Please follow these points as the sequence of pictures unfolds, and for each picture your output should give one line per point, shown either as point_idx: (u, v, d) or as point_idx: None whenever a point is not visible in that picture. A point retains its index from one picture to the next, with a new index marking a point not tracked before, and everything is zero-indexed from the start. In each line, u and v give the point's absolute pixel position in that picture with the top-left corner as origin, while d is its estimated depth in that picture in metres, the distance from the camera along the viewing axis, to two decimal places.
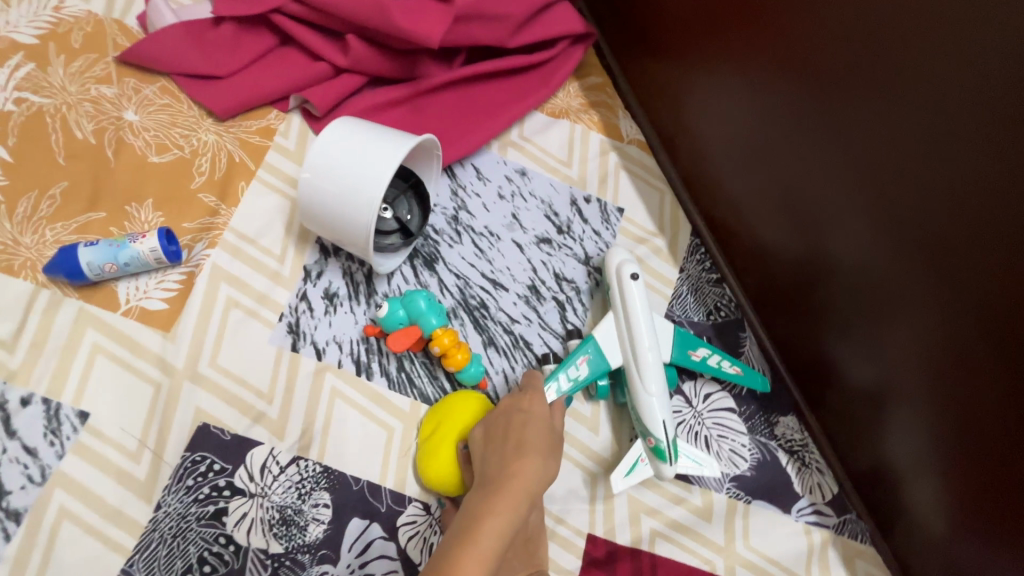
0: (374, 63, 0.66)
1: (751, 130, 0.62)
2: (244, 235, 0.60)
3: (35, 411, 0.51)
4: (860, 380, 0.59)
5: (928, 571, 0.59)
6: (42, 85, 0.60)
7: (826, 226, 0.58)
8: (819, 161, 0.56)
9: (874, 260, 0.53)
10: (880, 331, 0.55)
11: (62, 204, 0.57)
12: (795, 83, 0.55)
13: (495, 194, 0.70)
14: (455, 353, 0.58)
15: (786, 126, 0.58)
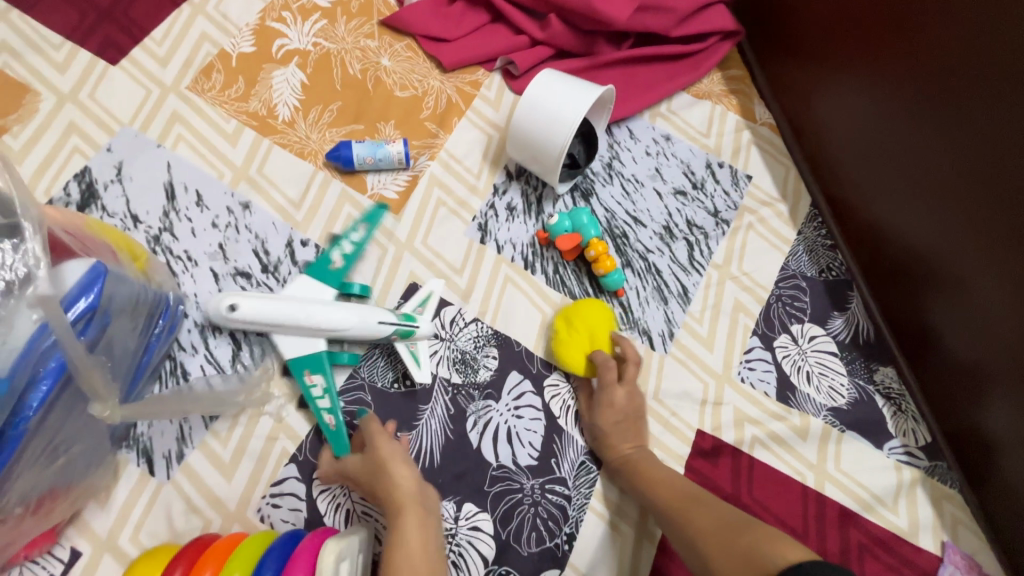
0: (564, 39, 0.84)
1: (879, 112, 0.73)
2: (454, 155, 0.80)
3: (310, 251, 0.72)
4: (967, 352, 0.67)
5: (1017, 530, 0.65)
6: (330, 35, 0.83)
7: (947, 203, 0.66)
8: (943, 135, 0.66)
9: (996, 235, 0.62)
10: (995, 304, 0.63)
11: (337, 116, 0.79)
12: (937, 77, 0.66)
13: (643, 150, 0.84)
14: (604, 260, 0.72)
15: (914, 107, 0.68)
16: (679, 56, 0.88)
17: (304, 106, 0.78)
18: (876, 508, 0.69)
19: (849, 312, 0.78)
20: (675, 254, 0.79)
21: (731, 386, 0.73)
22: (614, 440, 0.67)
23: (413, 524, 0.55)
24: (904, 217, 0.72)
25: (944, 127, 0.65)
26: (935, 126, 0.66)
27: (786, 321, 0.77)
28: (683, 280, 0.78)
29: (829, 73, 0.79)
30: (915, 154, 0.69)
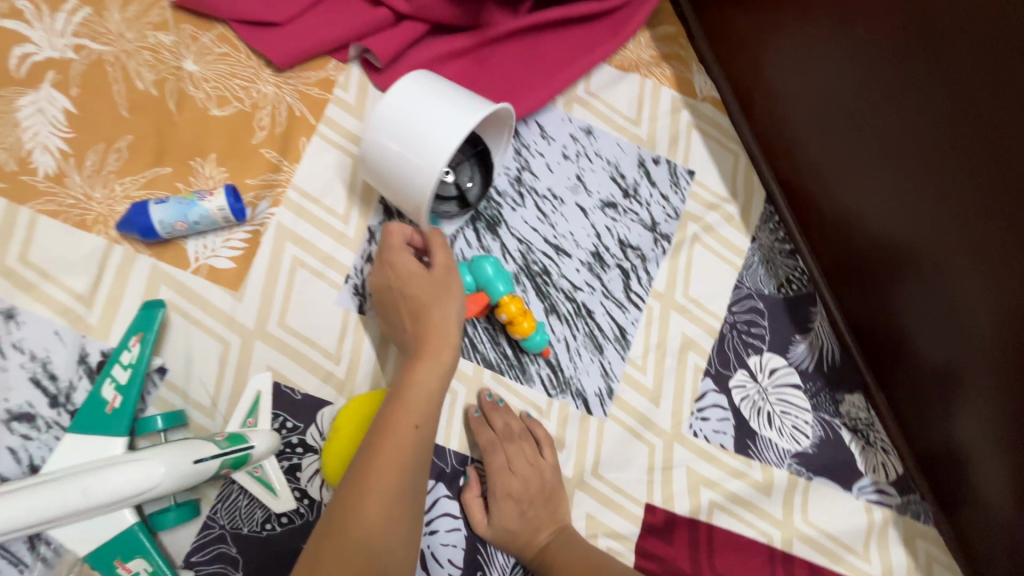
0: (438, 9, 0.61)
1: (843, 90, 0.57)
2: (307, 193, 0.59)
3: None
4: (931, 358, 0.57)
5: (993, 556, 0.58)
6: (100, 32, 0.58)
7: (917, 193, 0.53)
8: (926, 127, 0.51)
9: (972, 234, 0.49)
10: (963, 306, 0.52)
11: (128, 158, 0.56)
12: (908, 39, 0.50)
13: (559, 153, 0.66)
14: (522, 322, 0.57)
15: (888, 87, 0.53)
16: (595, 17, 0.67)
17: (74, 148, 0.55)
18: (846, 559, 0.62)
19: (812, 333, 0.66)
20: (608, 287, 0.64)
21: (682, 444, 0.62)
22: (535, 540, 0.55)
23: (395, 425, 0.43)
24: (871, 225, 0.58)
25: (927, 116, 0.50)
26: (915, 113, 0.51)
27: (742, 354, 0.65)
28: (620, 320, 0.64)
29: (780, 33, 0.61)
30: (887, 148, 0.54)
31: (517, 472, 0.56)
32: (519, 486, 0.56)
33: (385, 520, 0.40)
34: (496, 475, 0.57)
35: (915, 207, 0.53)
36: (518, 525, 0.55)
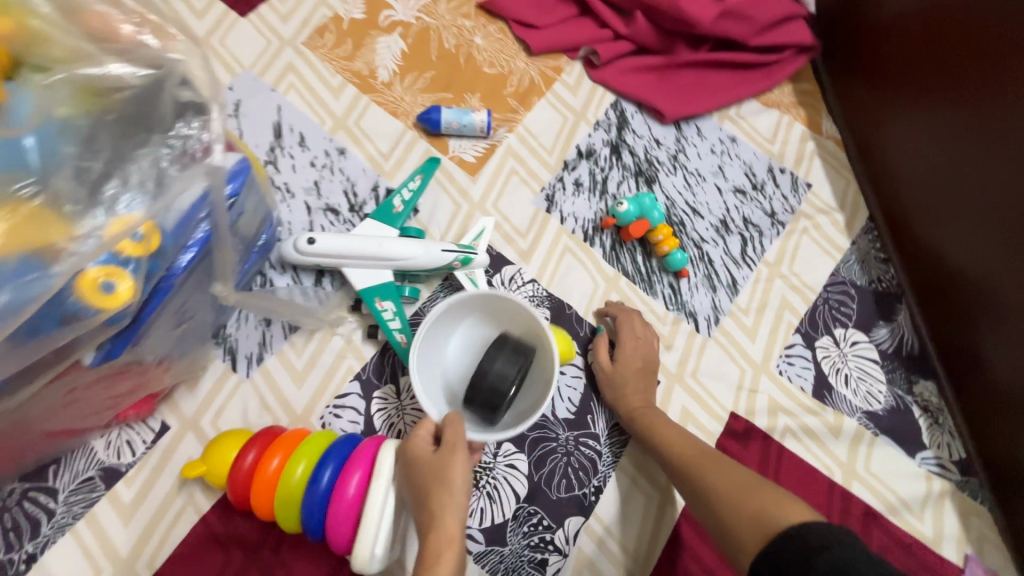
0: (646, 37, 0.89)
1: (951, 134, 0.75)
2: (530, 130, 0.86)
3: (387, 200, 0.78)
4: (1005, 376, 0.68)
5: None
6: (432, 12, 0.91)
7: (997, 234, 0.69)
8: (1016, 168, 0.67)
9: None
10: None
11: (429, 84, 0.86)
12: (999, 104, 0.69)
13: (708, 148, 0.88)
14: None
15: (992, 132, 0.70)
16: (755, 63, 0.91)
17: (401, 71, 0.86)
18: (902, 512, 0.70)
19: (895, 323, 0.80)
20: (728, 247, 0.83)
21: (768, 376, 0.76)
22: (639, 397, 0.70)
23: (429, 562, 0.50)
24: (958, 257, 0.74)
25: (1017, 161, 0.67)
26: (1006, 163, 0.69)
27: (830, 325, 0.79)
28: (733, 273, 0.81)
29: (903, 93, 0.81)
30: (981, 197, 0.71)
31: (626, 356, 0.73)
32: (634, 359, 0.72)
33: None
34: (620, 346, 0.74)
35: (1006, 224, 0.68)
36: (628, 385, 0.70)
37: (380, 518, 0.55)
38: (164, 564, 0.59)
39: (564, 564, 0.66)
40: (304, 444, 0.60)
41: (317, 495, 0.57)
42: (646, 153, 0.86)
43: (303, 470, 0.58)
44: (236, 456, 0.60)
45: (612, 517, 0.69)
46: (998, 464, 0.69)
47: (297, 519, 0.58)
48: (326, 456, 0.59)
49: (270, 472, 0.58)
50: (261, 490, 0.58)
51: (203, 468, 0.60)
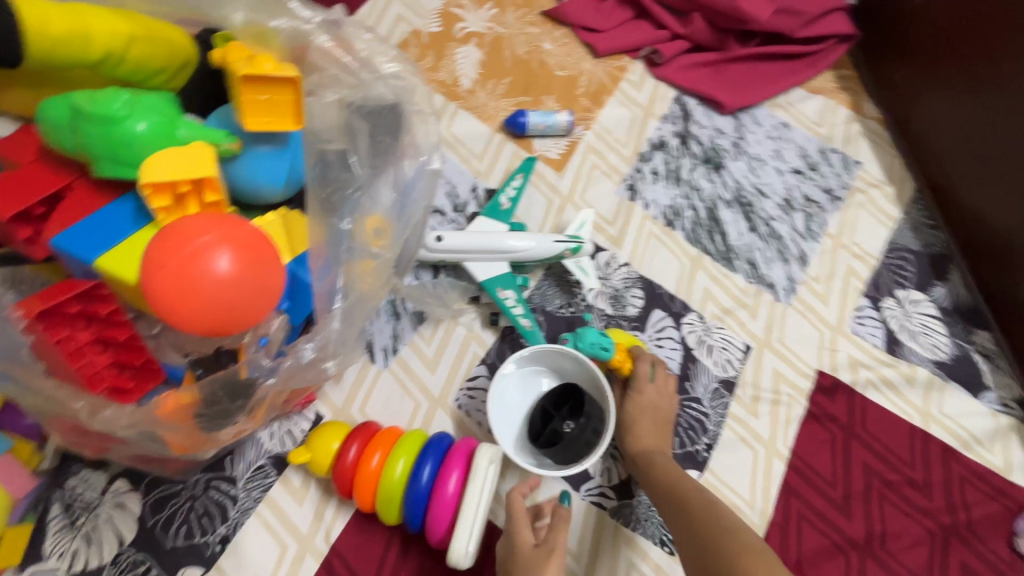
0: (703, 35, 0.97)
1: (994, 105, 0.83)
2: (606, 126, 0.92)
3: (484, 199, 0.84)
4: None
5: None
6: (502, 22, 0.97)
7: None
8: None
9: None
10: None
11: (508, 89, 0.92)
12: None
13: (765, 134, 0.96)
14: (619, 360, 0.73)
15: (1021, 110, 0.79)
16: (801, 54, 1.00)
17: (482, 78, 0.92)
18: (976, 448, 0.78)
19: (950, 282, 0.89)
20: (794, 222, 0.91)
21: (845, 337, 0.84)
22: None
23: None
24: (997, 223, 0.83)
25: None
26: None
27: (893, 287, 0.88)
28: (802, 247, 0.89)
29: (942, 73, 0.90)
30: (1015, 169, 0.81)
31: (692, 363, 0.79)
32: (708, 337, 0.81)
33: None
34: (690, 334, 0.81)
35: None
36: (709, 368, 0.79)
37: (476, 517, 0.59)
38: (339, 538, 0.64)
39: None
40: (402, 441, 0.62)
41: (418, 491, 0.59)
42: (711, 142, 0.94)
43: (404, 467, 0.60)
44: (339, 448, 0.62)
45: (724, 469, 0.75)
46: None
47: (396, 512, 0.61)
48: (424, 454, 0.61)
49: (371, 469, 0.60)
50: (362, 482, 0.60)
51: (312, 450, 0.62)
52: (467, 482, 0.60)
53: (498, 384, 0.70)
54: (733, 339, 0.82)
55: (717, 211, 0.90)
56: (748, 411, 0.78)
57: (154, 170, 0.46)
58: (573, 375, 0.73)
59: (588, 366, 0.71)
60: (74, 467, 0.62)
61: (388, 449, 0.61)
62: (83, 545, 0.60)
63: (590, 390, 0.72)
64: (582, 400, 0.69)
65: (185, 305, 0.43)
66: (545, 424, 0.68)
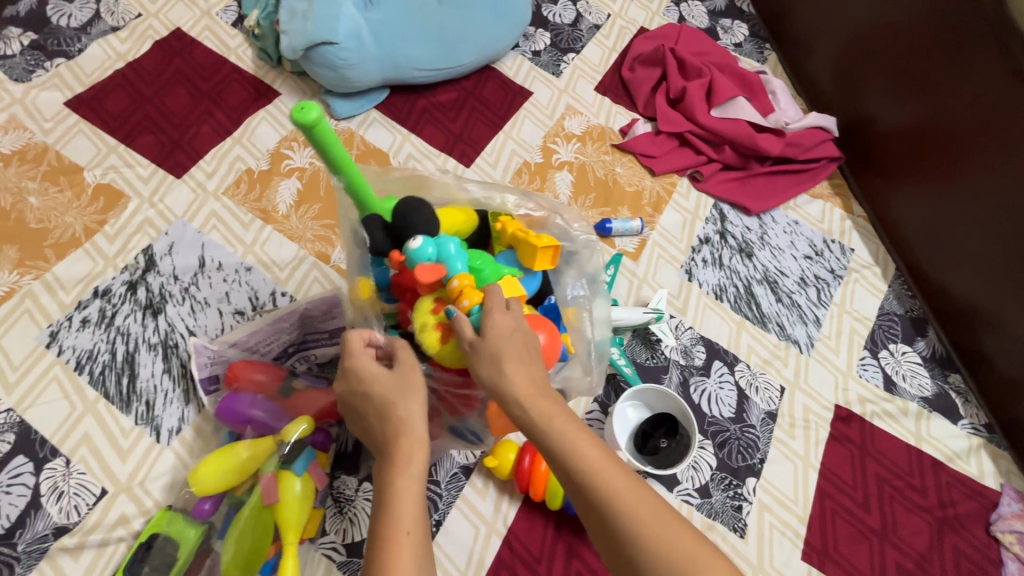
0: (731, 159, 1.34)
1: (948, 212, 1.19)
2: (666, 226, 1.27)
3: None
4: (1005, 367, 1.11)
5: None
6: (585, 152, 1.34)
7: (984, 280, 1.14)
8: (989, 239, 1.12)
9: (1008, 302, 1.10)
10: (1013, 339, 1.09)
11: (594, 202, 1.28)
12: (969, 201, 1.15)
13: (782, 229, 1.31)
14: None
15: (970, 216, 1.15)
16: (803, 170, 1.36)
17: (574, 194, 1.28)
18: (957, 460, 1.07)
19: (928, 338, 1.21)
20: (810, 294, 1.23)
21: (854, 379, 1.14)
22: None
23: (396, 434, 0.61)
24: (961, 295, 1.18)
25: (989, 235, 1.12)
26: (981, 236, 1.14)
27: (886, 342, 1.19)
28: (816, 312, 1.21)
29: (911, 186, 1.26)
30: (970, 257, 1.16)
31: (744, 399, 1.09)
32: (755, 379, 1.12)
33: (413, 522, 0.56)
34: (741, 378, 1.12)
35: (989, 273, 1.12)
36: (758, 403, 1.09)
37: None
38: (513, 523, 0.93)
39: (752, 508, 0.99)
40: None
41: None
42: (743, 236, 1.28)
43: None
44: (515, 458, 0.91)
45: (775, 476, 1.03)
46: (1011, 423, 1.10)
47: (559, 499, 0.90)
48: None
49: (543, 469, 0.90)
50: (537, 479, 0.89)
51: (498, 458, 0.92)
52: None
53: (615, 415, 1.00)
54: (773, 382, 1.12)
55: (752, 287, 1.23)
56: (788, 433, 1.07)
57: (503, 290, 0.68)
58: (664, 407, 1.03)
59: (675, 399, 1.00)
60: (338, 473, 0.92)
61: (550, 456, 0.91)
62: (349, 525, 0.88)
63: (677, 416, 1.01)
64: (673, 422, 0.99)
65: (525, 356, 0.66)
66: (649, 440, 0.98)
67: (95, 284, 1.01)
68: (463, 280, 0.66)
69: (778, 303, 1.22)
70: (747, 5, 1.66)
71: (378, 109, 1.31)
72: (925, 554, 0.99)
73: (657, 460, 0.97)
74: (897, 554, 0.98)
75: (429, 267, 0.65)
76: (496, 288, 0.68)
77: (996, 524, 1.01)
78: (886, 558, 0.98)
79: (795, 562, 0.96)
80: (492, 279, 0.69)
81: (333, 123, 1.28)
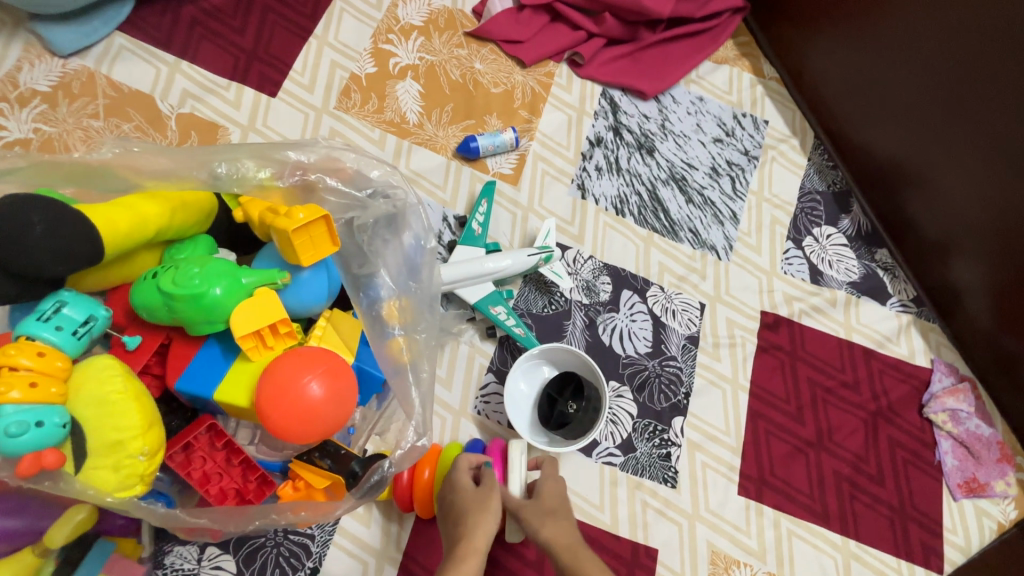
0: (615, 30, 1.06)
1: (874, 58, 0.99)
2: (547, 133, 1.01)
3: (449, 227, 0.92)
4: (933, 232, 1.00)
5: (972, 334, 0.98)
6: (431, 49, 1.02)
7: (912, 134, 0.98)
8: (919, 81, 0.94)
9: (938, 155, 0.95)
10: (944, 199, 0.97)
11: (452, 116, 0.99)
12: (895, 38, 0.96)
13: (685, 111, 1.08)
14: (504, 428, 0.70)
15: (898, 55, 0.96)
16: (703, 31, 1.11)
17: (426, 110, 0.98)
18: (888, 345, 0.99)
19: (853, 212, 1.07)
20: (723, 186, 1.05)
21: (779, 277, 1.00)
22: None
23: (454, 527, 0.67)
24: (887, 156, 1.02)
25: (920, 76, 0.94)
26: (909, 79, 0.96)
27: (810, 226, 1.04)
28: (732, 207, 1.04)
29: (827, 29, 1.04)
30: (896, 107, 0.99)
31: (661, 329, 0.94)
32: (672, 302, 0.96)
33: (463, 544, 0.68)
34: (656, 304, 0.95)
35: (918, 124, 0.96)
36: (679, 329, 0.94)
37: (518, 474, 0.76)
38: (408, 544, 0.77)
39: (682, 452, 0.88)
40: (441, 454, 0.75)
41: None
42: (640, 128, 1.05)
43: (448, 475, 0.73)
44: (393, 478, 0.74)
45: (702, 409, 0.91)
46: (939, 292, 1.01)
47: None
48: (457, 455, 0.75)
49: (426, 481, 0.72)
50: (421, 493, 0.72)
51: None
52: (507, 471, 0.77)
53: (510, 391, 0.82)
54: (691, 300, 0.96)
55: (658, 191, 1.02)
56: (712, 356, 0.94)
57: (239, 323, 0.43)
58: (569, 363, 0.85)
59: (575, 354, 0.83)
60: (167, 546, 0.71)
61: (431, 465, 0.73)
62: None
63: (584, 372, 0.84)
64: (579, 380, 0.82)
65: (301, 427, 0.43)
66: (551, 410, 0.81)
67: None
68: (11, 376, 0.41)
69: (690, 205, 1.02)
70: None
71: (124, 32, 0.92)
72: (862, 454, 0.92)
73: (565, 432, 0.81)
74: (835, 461, 0.91)
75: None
76: (234, 321, 0.43)
77: (929, 405, 0.95)
78: (823, 468, 0.90)
79: (732, 499, 0.86)
80: (228, 304, 0.43)
81: (59, 63, 0.89)
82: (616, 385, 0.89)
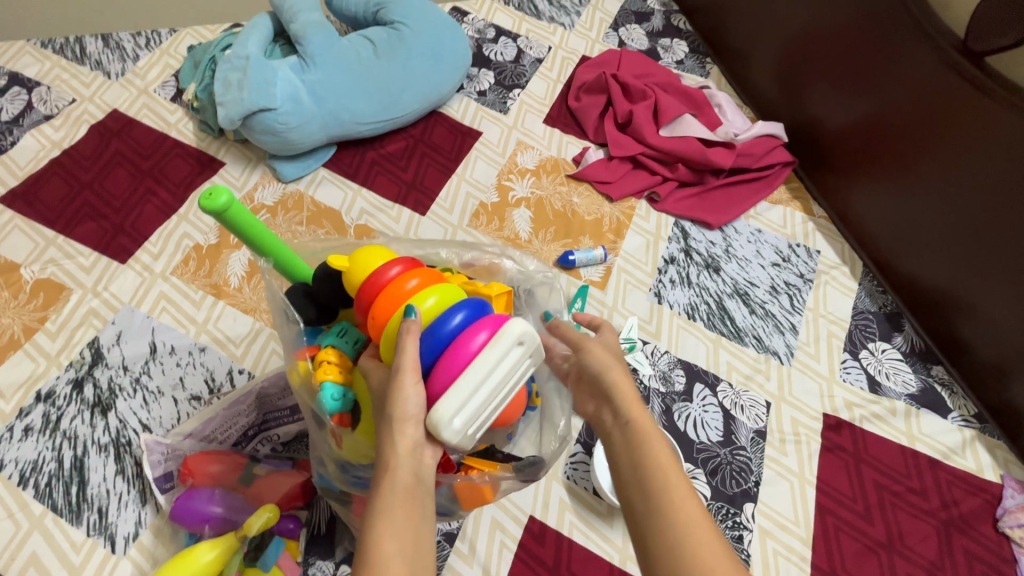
0: (686, 175, 1.34)
1: (909, 204, 1.19)
2: (630, 250, 1.25)
3: None
4: (985, 354, 1.10)
5: None
6: (540, 186, 1.33)
7: (953, 268, 1.13)
8: (950, 225, 1.12)
9: (978, 286, 1.09)
10: (992, 325, 1.08)
11: (555, 235, 1.26)
12: (923, 191, 1.15)
13: (746, 239, 1.30)
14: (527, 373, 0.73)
15: (929, 203, 1.15)
16: (759, 178, 1.37)
17: (534, 230, 1.26)
18: (953, 456, 1.05)
19: (905, 332, 1.20)
20: (783, 301, 1.22)
21: (838, 384, 1.12)
22: None
23: (386, 467, 0.56)
24: (933, 285, 1.17)
25: (952, 221, 1.11)
26: (942, 223, 1.13)
27: (865, 341, 1.18)
28: (791, 320, 1.19)
29: (867, 180, 1.26)
30: (935, 247, 1.15)
31: (730, 420, 1.06)
32: (739, 397, 1.09)
33: (404, 530, 0.53)
34: (725, 397, 1.09)
35: (956, 260, 1.12)
36: (747, 421, 1.06)
37: (481, 382, 0.57)
38: None
39: (753, 536, 0.95)
40: (442, 286, 0.65)
41: (444, 332, 0.60)
42: (708, 251, 1.27)
43: (432, 302, 0.63)
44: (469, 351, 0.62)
45: (772, 498, 0.99)
46: (1000, 410, 1.09)
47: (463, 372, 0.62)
48: (455, 309, 0.62)
49: (403, 290, 0.63)
50: (389, 296, 0.63)
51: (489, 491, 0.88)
52: (490, 338, 0.59)
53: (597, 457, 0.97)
54: (757, 398, 1.09)
55: (724, 303, 1.21)
56: (780, 451, 1.03)
57: None
58: None
59: None
60: (311, 559, 0.86)
61: (424, 284, 0.64)
62: None
63: None
64: None
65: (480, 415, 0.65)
66: None
67: (38, 387, 0.96)
68: (326, 355, 0.65)
69: (753, 315, 1.20)
70: (682, 23, 1.69)
71: (326, 167, 1.30)
72: (937, 561, 0.95)
73: None
74: (909, 566, 0.95)
75: (309, 347, 0.68)
76: None
77: (1003, 519, 0.98)
78: (897, 570, 0.94)
79: None
80: None
81: (281, 186, 1.25)
82: (689, 465, 1.00)
